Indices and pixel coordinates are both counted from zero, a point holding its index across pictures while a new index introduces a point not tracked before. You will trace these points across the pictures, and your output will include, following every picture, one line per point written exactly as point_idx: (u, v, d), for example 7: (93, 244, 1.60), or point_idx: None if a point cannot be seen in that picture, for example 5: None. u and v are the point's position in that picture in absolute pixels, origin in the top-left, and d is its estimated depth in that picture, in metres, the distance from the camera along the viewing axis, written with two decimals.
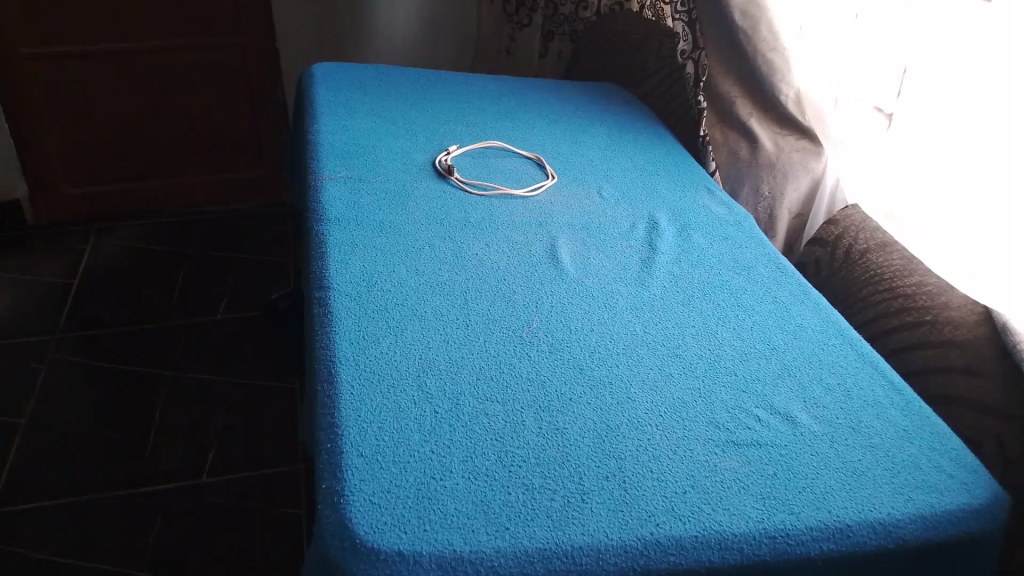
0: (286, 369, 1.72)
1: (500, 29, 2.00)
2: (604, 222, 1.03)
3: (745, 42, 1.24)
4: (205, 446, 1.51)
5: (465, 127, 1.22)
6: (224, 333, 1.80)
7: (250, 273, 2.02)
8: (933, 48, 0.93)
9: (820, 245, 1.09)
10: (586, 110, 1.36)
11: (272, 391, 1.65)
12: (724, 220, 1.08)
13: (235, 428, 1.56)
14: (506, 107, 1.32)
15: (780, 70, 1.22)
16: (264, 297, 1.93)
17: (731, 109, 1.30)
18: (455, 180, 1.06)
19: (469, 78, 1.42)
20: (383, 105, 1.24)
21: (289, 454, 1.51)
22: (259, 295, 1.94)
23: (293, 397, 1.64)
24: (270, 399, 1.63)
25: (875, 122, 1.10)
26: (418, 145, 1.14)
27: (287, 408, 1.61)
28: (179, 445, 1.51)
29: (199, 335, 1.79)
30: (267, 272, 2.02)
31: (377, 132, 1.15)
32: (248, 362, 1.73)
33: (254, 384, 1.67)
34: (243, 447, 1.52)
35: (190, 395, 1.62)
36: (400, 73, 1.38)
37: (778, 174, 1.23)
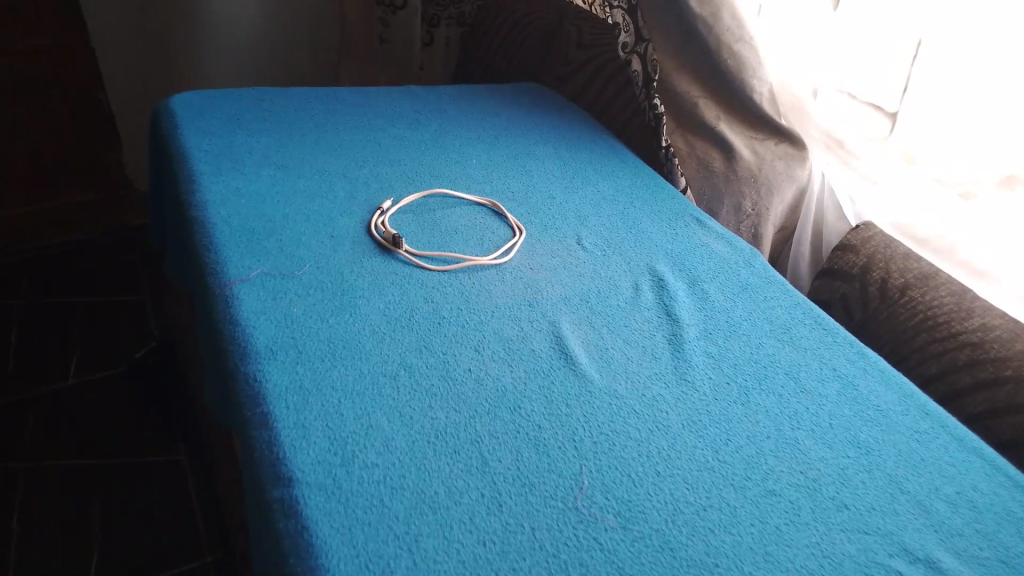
0: (169, 438, 1.38)
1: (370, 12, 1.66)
2: (605, 287, 0.81)
3: (706, 32, 1.03)
4: (85, 554, 1.16)
5: (389, 169, 0.96)
6: (81, 403, 1.43)
7: (102, 321, 1.64)
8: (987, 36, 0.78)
9: (842, 279, 0.92)
10: (522, 124, 1.13)
11: (155, 473, 1.31)
12: (735, 263, 0.88)
13: (121, 527, 1.22)
14: (430, 132, 1.06)
15: (751, 64, 1.04)
16: (123, 353, 1.56)
17: (693, 111, 1.10)
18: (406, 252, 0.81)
19: (374, 95, 1.15)
20: (280, 148, 0.95)
21: (192, 548, 1.19)
22: (117, 351, 1.56)
23: (182, 475, 1.31)
24: (155, 482, 1.29)
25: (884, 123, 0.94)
26: (340, 206, 0.87)
27: (177, 491, 1.28)
28: (51, 558, 1.15)
29: (48, 411, 1.41)
30: (123, 319, 1.65)
31: (282, 192, 0.87)
32: (117, 435, 1.37)
33: (136, 462, 1.32)
34: (131, 550, 1.18)
35: (53, 489, 1.26)
36: (287, 98, 1.09)
37: (763, 187, 1.04)
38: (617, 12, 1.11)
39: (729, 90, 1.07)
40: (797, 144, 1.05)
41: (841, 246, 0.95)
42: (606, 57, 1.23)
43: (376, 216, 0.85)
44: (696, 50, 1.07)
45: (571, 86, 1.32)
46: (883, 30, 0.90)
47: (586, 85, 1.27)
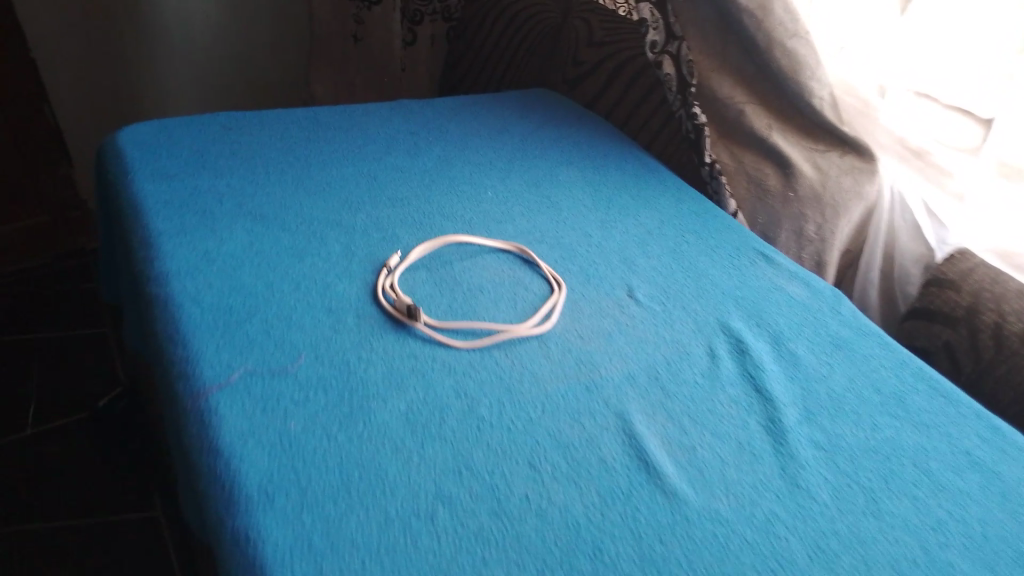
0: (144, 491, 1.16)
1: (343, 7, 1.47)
2: (673, 357, 0.65)
3: (753, 27, 0.88)
4: None
5: (392, 211, 0.79)
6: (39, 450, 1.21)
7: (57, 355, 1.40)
8: None
9: (945, 323, 0.76)
10: (539, 142, 0.96)
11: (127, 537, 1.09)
12: (816, 310, 0.73)
13: None
14: (433, 160, 0.89)
15: (807, 63, 0.88)
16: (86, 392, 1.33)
17: (738, 119, 0.94)
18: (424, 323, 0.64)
19: (360, 115, 0.97)
20: (254, 193, 0.78)
21: None
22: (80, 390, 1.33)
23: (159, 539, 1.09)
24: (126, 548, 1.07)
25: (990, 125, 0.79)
26: (335, 268, 0.70)
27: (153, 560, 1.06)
28: None
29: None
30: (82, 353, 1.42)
31: (262, 254, 0.70)
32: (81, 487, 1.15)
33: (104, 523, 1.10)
34: None
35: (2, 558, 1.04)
36: (258, 126, 0.91)
37: (828, 208, 0.88)
38: (644, 6, 0.95)
39: (780, 94, 0.91)
40: (864, 155, 0.89)
41: (933, 280, 0.79)
42: (626, 58, 1.07)
43: (382, 279, 0.69)
44: (740, 48, 0.92)
45: (583, 92, 1.15)
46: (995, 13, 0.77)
47: (603, 92, 1.11)
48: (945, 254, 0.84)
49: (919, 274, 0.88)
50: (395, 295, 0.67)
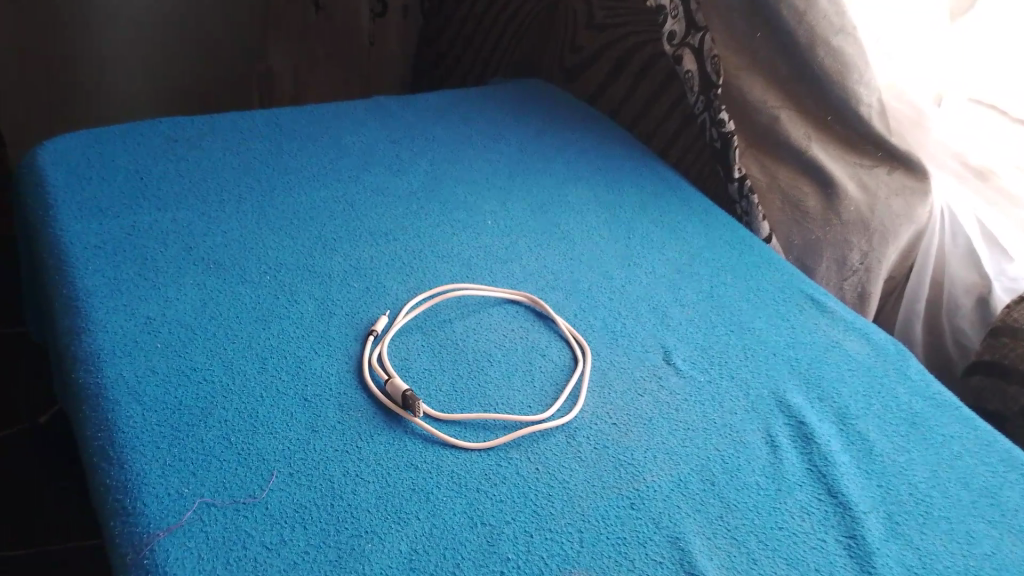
0: None
1: None
2: (728, 450, 0.54)
3: (794, 21, 0.74)
4: None
5: (377, 250, 0.66)
6: None
7: None
8: None
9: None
10: (541, 153, 0.83)
11: None
12: (880, 375, 0.62)
13: None
14: (419, 180, 0.75)
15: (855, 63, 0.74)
16: None
17: (770, 127, 0.81)
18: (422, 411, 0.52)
19: (329, 118, 0.82)
20: (207, 230, 0.64)
21: None
22: None
23: None
24: None
25: None
26: (309, 338, 0.56)
27: None
28: None
29: None
30: None
31: (216, 320, 0.56)
32: None
33: None
34: None
35: None
36: (209, 136, 0.76)
37: (876, 235, 0.77)
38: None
39: (822, 99, 0.78)
40: (917, 173, 0.77)
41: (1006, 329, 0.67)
42: (633, 45, 0.92)
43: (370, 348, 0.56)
44: (775, 43, 0.78)
45: (585, 83, 1.02)
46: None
47: (607, 86, 0.98)
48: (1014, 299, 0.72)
49: (970, 307, 0.78)
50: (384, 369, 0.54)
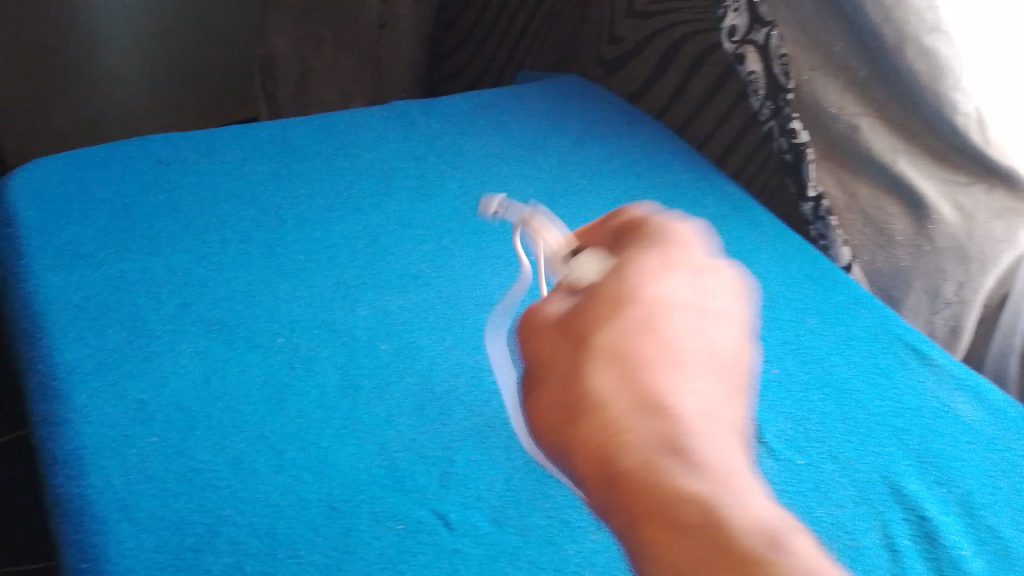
0: None
1: None
2: (847, 560, 0.44)
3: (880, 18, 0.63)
4: None
5: (405, 297, 0.56)
6: None
7: None
8: None
9: None
10: (584, 166, 0.73)
11: None
12: (1001, 448, 0.53)
13: None
14: (451, 205, 0.66)
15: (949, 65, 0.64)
16: None
17: (846, 137, 0.71)
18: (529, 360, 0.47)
19: (343, 129, 0.73)
20: (209, 280, 0.55)
21: None
22: None
23: None
24: None
25: None
26: (334, 423, 0.47)
27: None
28: None
29: None
30: None
31: (222, 400, 0.47)
32: None
33: None
34: None
35: None
36: (208, 159, 0.67)
37: (974, 267, 0.68)
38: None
39: (908, 106, 0.68)
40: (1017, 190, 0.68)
41: None
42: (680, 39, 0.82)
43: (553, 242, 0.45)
44: (854, 40, 0.68)
45: (626, 79, 0.91)
46: None
47: (652, 81, 0.88)
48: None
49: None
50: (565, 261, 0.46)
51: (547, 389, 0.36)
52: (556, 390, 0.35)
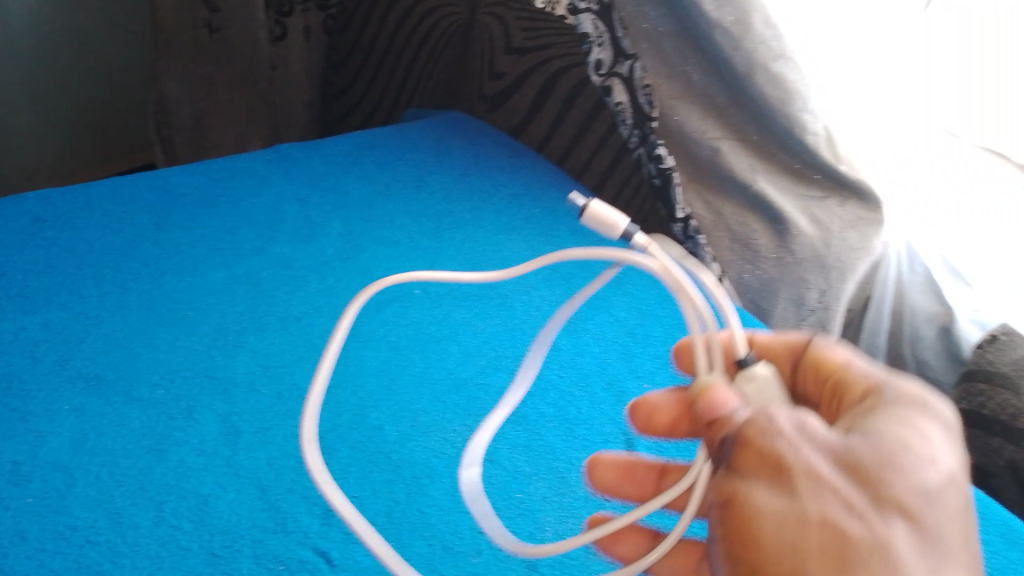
0: None
1: None
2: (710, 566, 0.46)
3: (728, 47, 0.67)
4: None
5: (286, 339, 0.57)
6: None
7: None
8: None
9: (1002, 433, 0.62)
10: (465, 201, 0.76)
11: None
12: None
13: None
14: (333, 245, 0.67)
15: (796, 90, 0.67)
16: None
17: (710, 158, 0.75)
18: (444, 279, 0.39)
19: (225, 177, 0.74)
20: (85, 336, 0.55)
21: None
22: None
23: None
24: None
25: None
26: (213, 470, 0.47)
27: None
28: None
29: None
30: None
31: (99, 456, 0.47)
32: None
33: None
34: None
35: None
36: (86, 213, 0.67)
37: (834, 273, 0.73)
38: (585, 17, 0.75)
39: (763, 129, 0.73)
40: (869, 202, 0.72)
41: (979, 373, 0.64)
42: (556, 72, 0.87)
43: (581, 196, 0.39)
44: (708, 68, 0.72)
45: (510, 112, 0.95)
46: None
47: (533, 115, 0.91)
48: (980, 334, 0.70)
49: (933, 338, 0.75)
50: (652, 249, 0.38)
51: (746, 477, 0.31)
52: (765, 477, 0.31)
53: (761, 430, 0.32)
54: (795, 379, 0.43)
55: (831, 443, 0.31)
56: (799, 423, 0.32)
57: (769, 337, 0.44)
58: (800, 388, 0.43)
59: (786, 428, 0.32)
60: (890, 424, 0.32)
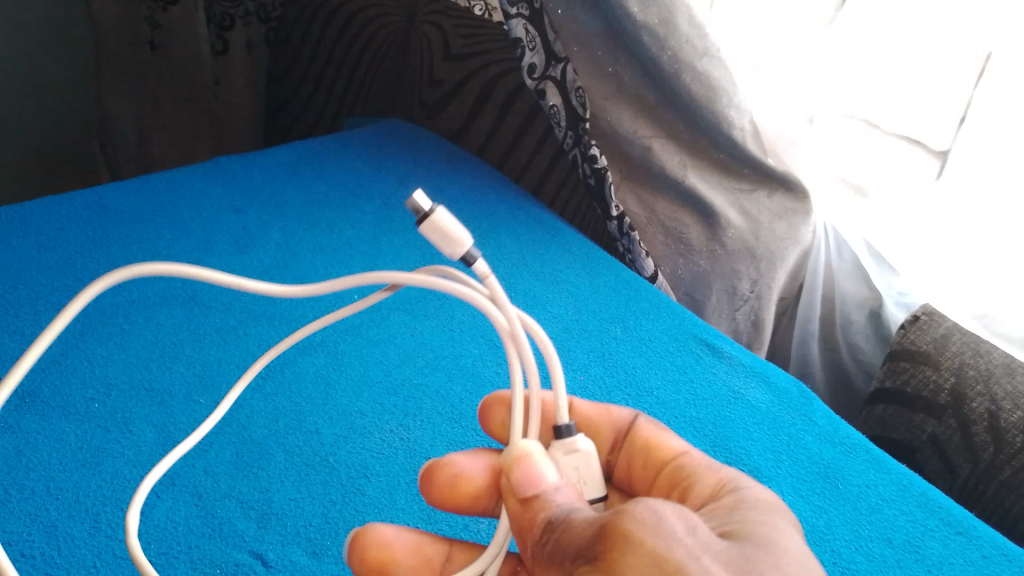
0: None
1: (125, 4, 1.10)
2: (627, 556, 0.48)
3: (655, 47, 0.67)
4: None
5: (222, 349, 0.58)
6: None
7: None
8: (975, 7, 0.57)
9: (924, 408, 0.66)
10: (404, 206, 0.77)
11: None
12: (788, 423, 0.59)
13: None
14: (272, 255, 0.68)
15: (722, 87, 0.69)
16: None
17: (643, 156, 0.77)
18: (227, 281, 0.35)
19: (163, 193, 0.74)
20: (21, 354, 0.56)
21: None
22: None
23: None
24: None
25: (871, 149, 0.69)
26: (150, 480, 0.48)
27: None
28: None
29: None
30: None
31: (34, 472, 0.47)
32: None
33: None
34: None
35: None
36: (21, 234, 0.67)
37: (762, 262, 0.77)
38: (515, 23, 0.72)
39: (693, 126, 0.75)
40: (796, 193, 0.76)
41: (903, 353, 0.68)
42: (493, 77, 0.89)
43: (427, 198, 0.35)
44: (637, 69, 0.72)
45: (448, 118, 0.96)
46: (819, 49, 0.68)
47: (470, 118, 0.93)
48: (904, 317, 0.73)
49: (863, 321, 0.78)
50: (491, 280, 0.36)
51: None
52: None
53: (641, 528, 0.31)
54: (613, 456, 0.46)
55: (721, 548, 0.32)
56: (681, 525, 0.32)
57: (595, 410, 0.47)
58: (621, 464, 0.46)
59: (675, 530, 0.31)
60: (748, 520, 0.35)
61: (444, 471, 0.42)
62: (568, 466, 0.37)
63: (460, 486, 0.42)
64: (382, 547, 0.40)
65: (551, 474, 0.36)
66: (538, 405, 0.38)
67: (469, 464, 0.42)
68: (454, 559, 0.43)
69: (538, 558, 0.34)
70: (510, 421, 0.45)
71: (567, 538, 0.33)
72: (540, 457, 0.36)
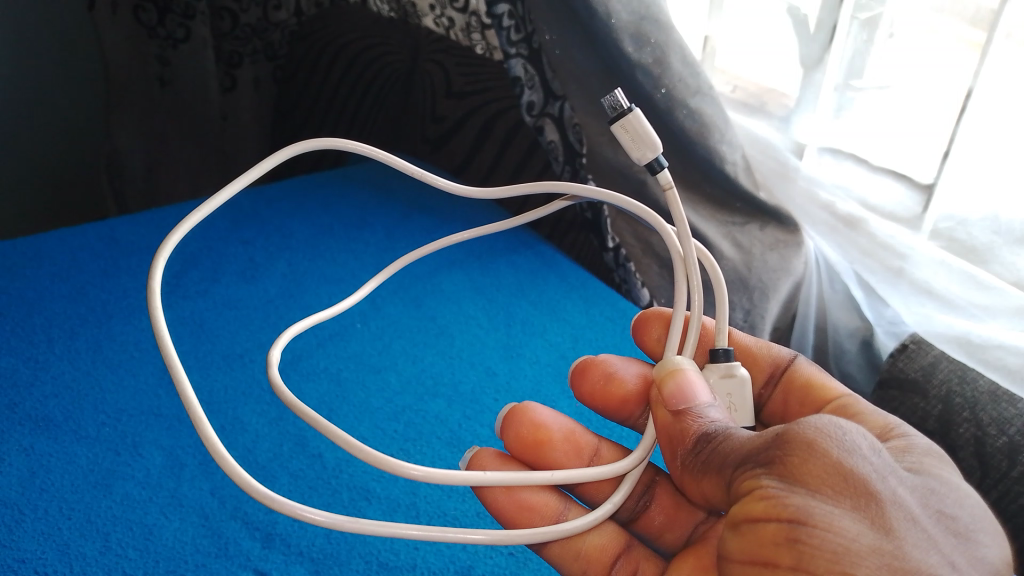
0: None
1: (135, 42, 1.13)
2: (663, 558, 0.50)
3: (650, 87, 0.69)
4: None
5: (227, 375, 0.60)
6: None
7: None
8: (950, 53, 0.60)
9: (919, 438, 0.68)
10: (396, 235, 0.79)
11: None
12: None
13: None
14: (277, 285, 0.70)
15: (716, 124, 0.72)
16: None
17: (640, 189, 0.79)
18: (412, 170, 0.46)
19: (171, 225, 0.77)
20: (32, 380, 0.58)
21: None
22: None
23: None
24: None
25: (857, 176, 0.72)
26: (158, 501, 0.49)
27: None
28: None
29: None
30: None
31: (47, 492, 0.49)
32: None
33: None
34: None
35: None
36: (35, 265, 0.70)
37: (756, 292, 0.79)
38: (514, 62, 0.71)
39: (687, 160, 0.77)
40: (787, 226, 0.80)
41: (894, 381, 0.71)
42: (495, 114, 0.92)
43: (628, 99, 0.44)
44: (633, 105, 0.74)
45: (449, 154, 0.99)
46: (805, 82, 0.72)
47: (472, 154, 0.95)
48: (894, 345, 0.73)
49: (855, 350, 0.79)
50: (672, 192, 0.44)
51: (815, 490, 0.34)
52: (843, 497, 0.33)
53: (824, 439, 0.35)
54: (769, 389, 0.54)
55: (908, 478, 0.36)
56: (865, 444, 0.35)
57: (754, 345, 0.55)
58: (777, 396, 0.54)
59: (861, 448, 0.35)
60: (926, 461, 0.38)
61: (599, 371, 0.52)
62: (723, 387, 0.45)
63: (611, 387, 0.52)
64: (539, 428, 0.49)
65: (704, 391, 0.41)
66: (696, 326, 0.46)
67: (627, 371, 0.52)
68: (602, 455, 0.50)
69: (691, 466, 0.40)
70: (664, 338, 0.53)
71: (729, 446, 0.38)
72: (693, 374, 0.42)
